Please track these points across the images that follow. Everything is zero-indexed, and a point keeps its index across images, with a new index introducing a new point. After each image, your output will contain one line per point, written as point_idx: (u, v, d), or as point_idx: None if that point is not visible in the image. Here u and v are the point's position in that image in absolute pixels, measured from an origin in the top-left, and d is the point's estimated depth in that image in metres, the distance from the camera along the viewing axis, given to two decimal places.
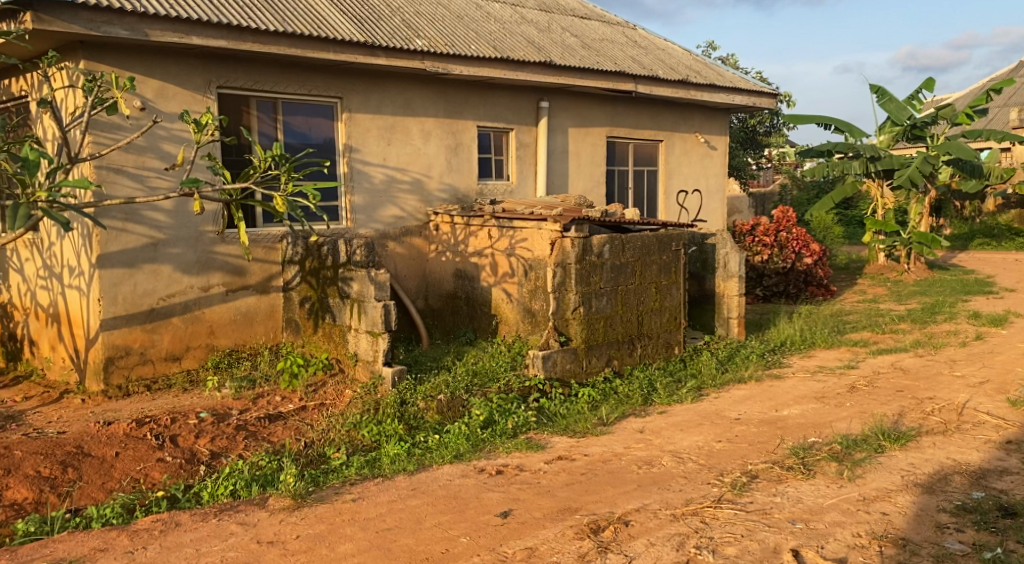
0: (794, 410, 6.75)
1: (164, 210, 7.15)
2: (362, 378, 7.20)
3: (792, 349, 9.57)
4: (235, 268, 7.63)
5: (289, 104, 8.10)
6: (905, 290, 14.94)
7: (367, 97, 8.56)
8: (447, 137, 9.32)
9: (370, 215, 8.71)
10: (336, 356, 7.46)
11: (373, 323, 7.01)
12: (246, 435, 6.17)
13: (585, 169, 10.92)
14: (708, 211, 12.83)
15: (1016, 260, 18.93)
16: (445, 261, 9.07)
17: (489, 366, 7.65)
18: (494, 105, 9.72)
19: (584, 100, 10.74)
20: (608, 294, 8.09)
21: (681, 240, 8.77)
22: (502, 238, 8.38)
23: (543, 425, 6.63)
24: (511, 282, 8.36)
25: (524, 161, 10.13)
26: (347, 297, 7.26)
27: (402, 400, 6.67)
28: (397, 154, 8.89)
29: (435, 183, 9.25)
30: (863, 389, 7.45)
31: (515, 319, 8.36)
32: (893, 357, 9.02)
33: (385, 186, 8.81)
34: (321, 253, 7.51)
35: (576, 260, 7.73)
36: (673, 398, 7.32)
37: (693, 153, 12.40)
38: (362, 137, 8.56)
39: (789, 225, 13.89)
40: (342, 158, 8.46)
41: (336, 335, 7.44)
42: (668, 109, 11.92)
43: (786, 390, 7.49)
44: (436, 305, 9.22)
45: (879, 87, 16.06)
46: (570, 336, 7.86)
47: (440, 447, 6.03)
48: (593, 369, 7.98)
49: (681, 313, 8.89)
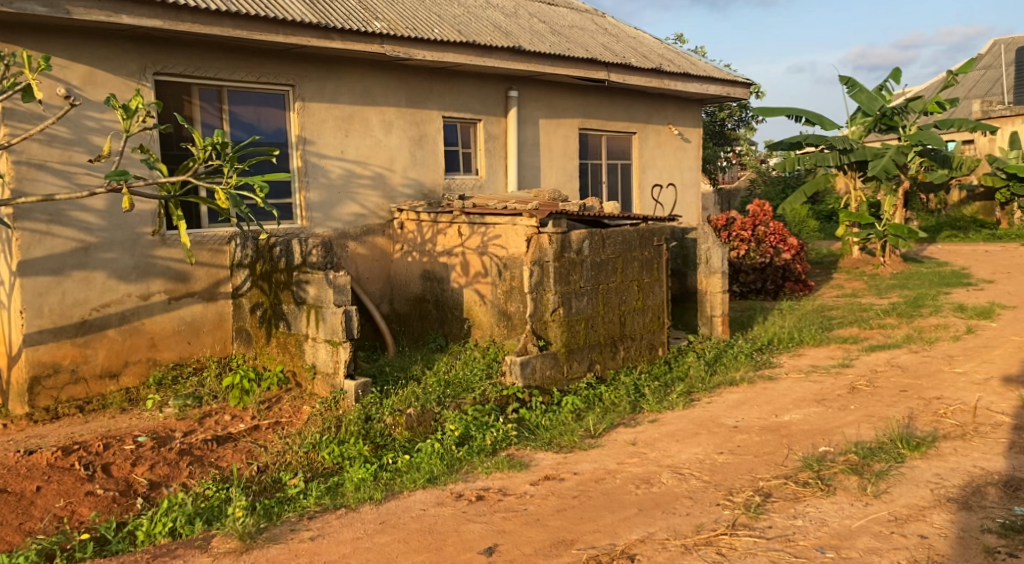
0: (796, 415, 6.21)
1: (95, 210, 6.42)
2: (321, 393, 6.58)
3: (780, 347, 9.07)
4: (177, 274, 6.91)
5: (235, 92, 7.41)
6: (883, 284, 14.57)
7: (321, 86, 7.89)
8: (410, 128, 8.67)
9: (327, 213, 8.03)
10: (292, 369, 6.80)
11: (333, 331, 6.40)
12: (190, 461, 5.49)
13: (558, 162, 10.34)
14: (684, 206, 12.32)
15: (987, 251, 18.72)
16: (411, 262, 8.42)
17: (461, 375, 7.03)
18: (460, 94, 9.09)
19: (554, 89, 10.15)
20: (588, 294, 7.55)
21: (663, 235, 8.25)
22: (473, 236, 7.78)
23: (525, 440, 6.02)
24: (484, 282, 7.75)
25: (494, 155, 9.52)
26: (303, 303, 6.61)
27: (367, 416, 6.11)
28: (356, 146, 8.22)
29: (398, 177, 8.59)
30: (865, 390, 6.93)
31: (489, 323, 7.75)
32: (887, 354, 8.54)
33: (344, 182, 8.13)
34: (272, 255, 6.83)
35: (554, 257, 7.20)
36: (662, 404, 6.73)
37: (667, 146, 11.89)
38: (317, 128, 7.89)
39: (765, 219, 13.48)
40: (296, 151, 7.78)
41: (292, 345, 6.78)
42: (640, 99, 11.38)
43: (783, 393, 6.94)
44: (401, 309, 8.56)
45: (850, 78, 15.71)
46: (549, 340, 7.31)
47: (411, 469, 5.42)
48: (575, 374, 7.43)
49: (664, 312, 8.37)
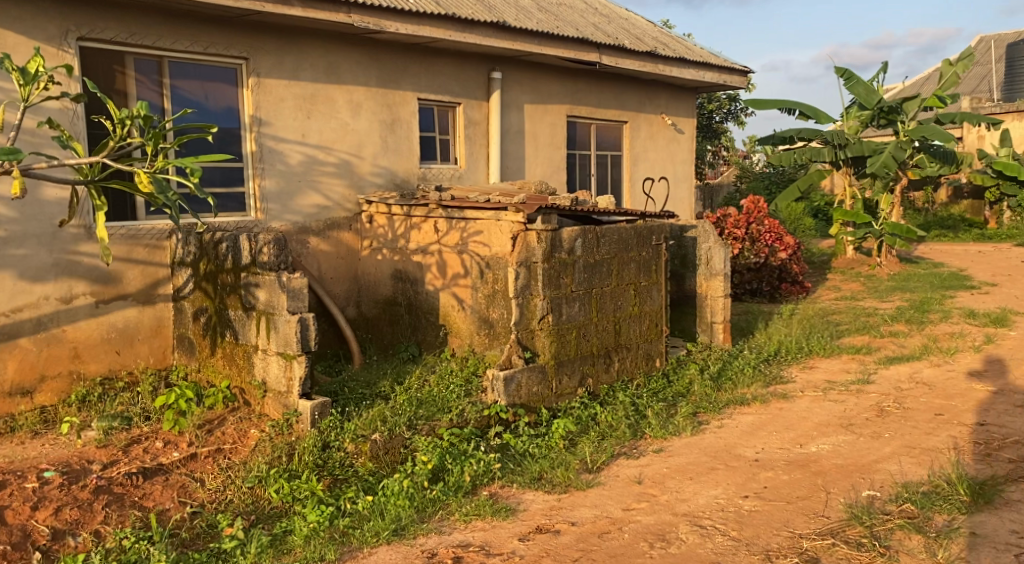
0: (823, 445, 5.37)
1: (5, 200, 5.51)
2: (272, 415, 5.68)
3: (787, 358, 8.25)
4: (106, 273, 5.95)
5: (178, 64, 6.44)
6: (882, 286, 13.82)
7: (279, 60, 6.94)
8: (381, 110, 7.73)
9: (286, 205, 7.09)
10: (239, 386, 5.91)
11: (286, 342, 5.54)
12: (108, 502, 4.60)
13: (544, 152, 9.43)
14: (676, 201, 11.46)
15: (979, 252, 18.08)
16: (380, 260, 7.50)
17: (436, 393, 6.16)
18: (437, 75, 8.15)
19: (541, 72, 9.24)
20: (580, 299, 6.73)
21: (662, 233, 7.46)
22: (450, 232, 6.90)
23: (510, 473, 5.15)
24: (463, 285, 6.87)
25: (474, 142, 8.58)
26: (252, 310, 5.75)
27: (324, 443, 5.34)
28: (320, 130, 7.28)
29: (368, 165, 7.65)
30: (895, 413, 6.09)
31: (468, 331, 6.86)
32: (908, 368, 7.71)
33: (304, 169, 7.19)
34: (218, 253, 5.94)
35: (543, 258, 6.37)
36: (666, 430, 5.84)
37: (660, 136, 11.01)
38: (275, 108, 6.95)
39: (760, 217, 12.51)
40: (249, 133, 6.84)
41: (239, 357, 5.90)
42: (633, 85, 10.49)
43: (803, 416, 6.09)
44: (370, 313, 7.62)
45: (848, 71, 14.81)
46: (537, 351, 6.46)
47: (373, 514, 4.56)
48: (564, 391, 6.62)
49: (662, 319, 7.57)
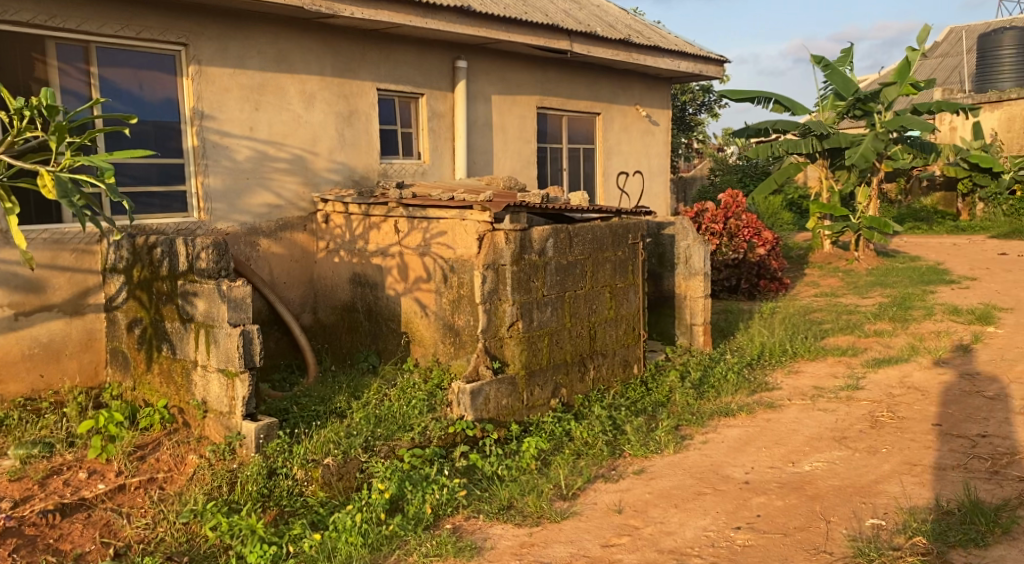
0: (817, 463, 4.94)
1: None
2: (213, 438, 5.17)
3: (770, 361, 7.84)
4: (27, 282, 5.39)
5: (108, 51, 5.87)
6: (862, 282, 13.50)
7: (222, 46, 6.38)
8: (337, 101, 7.18)
9: (232, 204, 6.53)
10: (178, 405, 5.37)
11: (227, 358, 5.01)
12: (16, 548, 4.11)
13: (514, 145, 8.93)
14: (652, 197, 11.01)
15: (954, 244, 17.86)
16: (338, 263, 6.97)
17: (396, 409, 5.67)
18: (397, 63, 7.62)
19: (509, 60, 8.74)
20: (552, 304, 6.26)
21: (639, 231, 7.02)
22: (412, 232, 6.39)
23: (476, 502, 4.69)
24: (426, 290, 6.36)
25: (438, 135, 8.05)
26: (190, 322, 5.21)
27: (270, 470, 4.84)
28: (269, 122, 6.73)
29: (323, 161, 7.11)
30: (890, 423, 5.67)
31: (432, 340, 6.35)
32: (897, 371, 7.31)
33: (253, 165, 6.64)
34: (152, 259, 5.38)
35: (512, 261, 5.90)
36: (647, 447, 5.38)
37: (634, 129, 10.55)
38: (218, 99, 6.39)
39: (738, 211, 12.08)
40: (190, 127, 6.27)
41: (177, 374, 5.36)
42: (606, 75, 10.02)
43: (792, 429, 5.65)
44: (327, 320, 7.09)
45: (825, 60, 14.37)
46: (506, 361, 6.01)
47: (321, 557, 4.10)
48: (536, 403, 6.14)
49: (640, 323, 7.11)
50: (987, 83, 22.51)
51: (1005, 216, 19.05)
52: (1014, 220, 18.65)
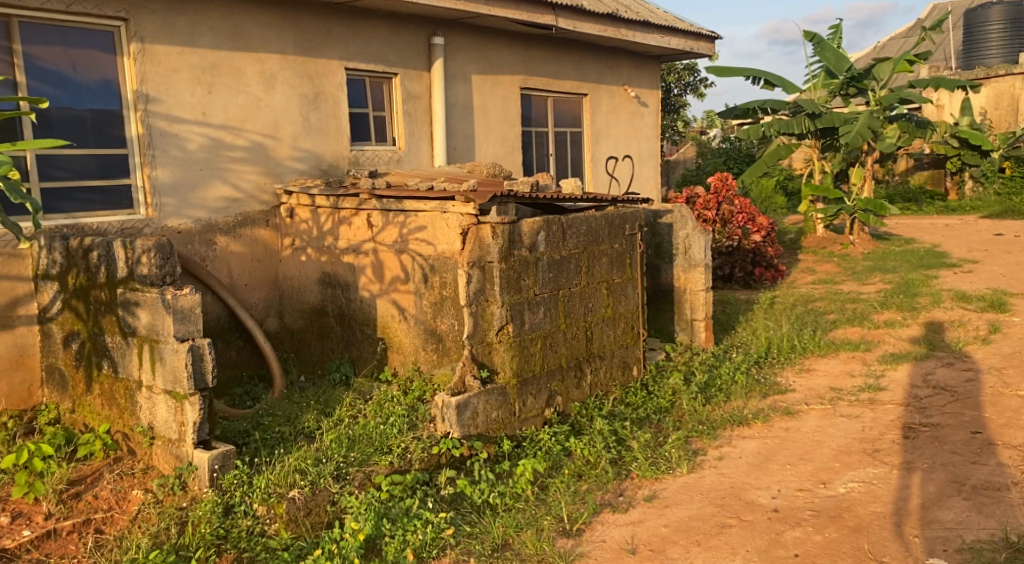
0: (852, 483, 4.36)
1: None
2: (162, 469, 4.51)
3: (778, 358, 7.25)
4: None
5: (34, 27, 5.17)
6: (859, 267, 12.95)
7: (168, 21, 5.69)
8: (300, 82, 6.49)
9: (185, 198, 5.84)
10: (122, 430, 4.70)
11: (174, 378, 4.35)
12: None
13: (496, 129, 8.26)
14: (642, 182, 10.37)
15: (947, 225, 17.36)
16: (306, 261, 6.31)
17: (371, 428, 5.01)
18: (367, 40, 6.94)
19: (490, 37, 8.06)
20: (545, 304, 5.63)
21: (636, 221, 6.40)
22: (387, 228, 5.74)
23: (465, 541, 4.08)
24: (403, 291, 5.71)
25: (415, 119, 7.37)
26: (131, 336, 4.53)
27: (226, 507, 4.19)
28: (224, 106, 6.04)
29: (286, 149, 6.42)
30: (925, 431, 5.09)
31: (412, 346, 5.70)
32: (917, 368, 6.74)
33: (207, 155, 5.95)
34: (88, 264, 4.69)
35: (500, 258, 5.28)
36: (656, 466, 4.78)
37: (623, 110, 9.90)
38: (165, 81, 5.70)
39: (730, 196, 11.21)
40: (134, 113, 5.58)
41: (120, 395, 4.68)
42: (593, 53, 9.35)
43: (816, 440, 5.07)
44: (295, 325, 6.42)
45: (817, 36, 13.72)
46: (495, 369, 5.39)
47: None
48: (529, 414, 5.52)
49: (639, 321, 6.50)
50: (976, 59, 21.96)
51: (996, 195, 18.58)
52: (1007, 199, 18.18)
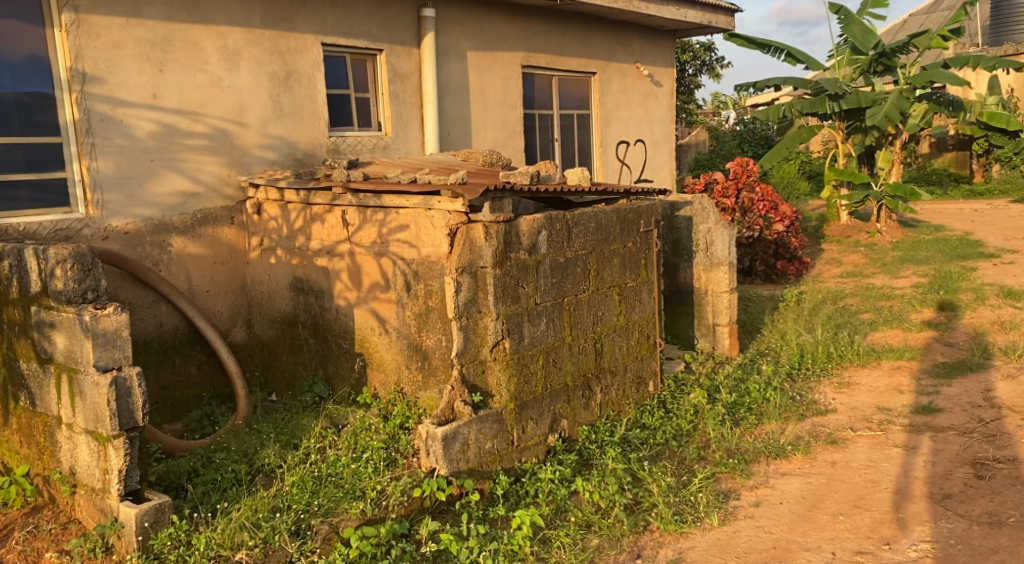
0: (922, 544, 3.57)
1: None
2: (86, 524, 3.77)
3: (812, 369, 6.43)
4: None
5: None
6: (889, 258, 12.07)
7: None
8: (269, 59, 5.68)
9: (132, 194, 5.06)
10: (42, 474, 3.96)
11: (95, 416, 3.59)
12: None
13: (495, 111, 7.44)
14: (656, 168, 9.52)
15: (976, 210, 16.42)
16: (276, 264, 5.50)
17: (343, 465, 4.24)
18: (348, 12, 6.12)
19: (487, 10, 7.23)
20: (548, 314, 4.84)
21: (652, 216, 5.57)
22: (365, 227, 4.94)
23: None
24: (383, 300, 4.92)
25: (403, 101, 6.54)
26: (48, 364, 3.77)
27: None
28: (178, 87, 5.24)
29: (253, 135, 5.62)
30: (1001, 468, 4.28)
31: (395, 365, 4.91)
32: (974, 382, 5.91)
33: (158, 143, 5.16)
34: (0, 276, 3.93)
35: (495, 263, 4.47)
36: (680, 515, 4.00)
37: (635, 91, 9.05)
38: (106, 57, 4.91)
39: (750, 182, 10.33)
40: (68, 94, 4.80)
41: (39, 432, 3.93)
42: (603, 28, 8.50)
43: (870, 480, 4.27)
44: (265, 337, 5.65)
45: (842, 9, 12.76)
46: (489, 393, 4.60)
47: None
48: (530, 443, 4.73)
49: (655, 329, 5.68)
50: (1003, 35, 20.91)
51: None
52: None
